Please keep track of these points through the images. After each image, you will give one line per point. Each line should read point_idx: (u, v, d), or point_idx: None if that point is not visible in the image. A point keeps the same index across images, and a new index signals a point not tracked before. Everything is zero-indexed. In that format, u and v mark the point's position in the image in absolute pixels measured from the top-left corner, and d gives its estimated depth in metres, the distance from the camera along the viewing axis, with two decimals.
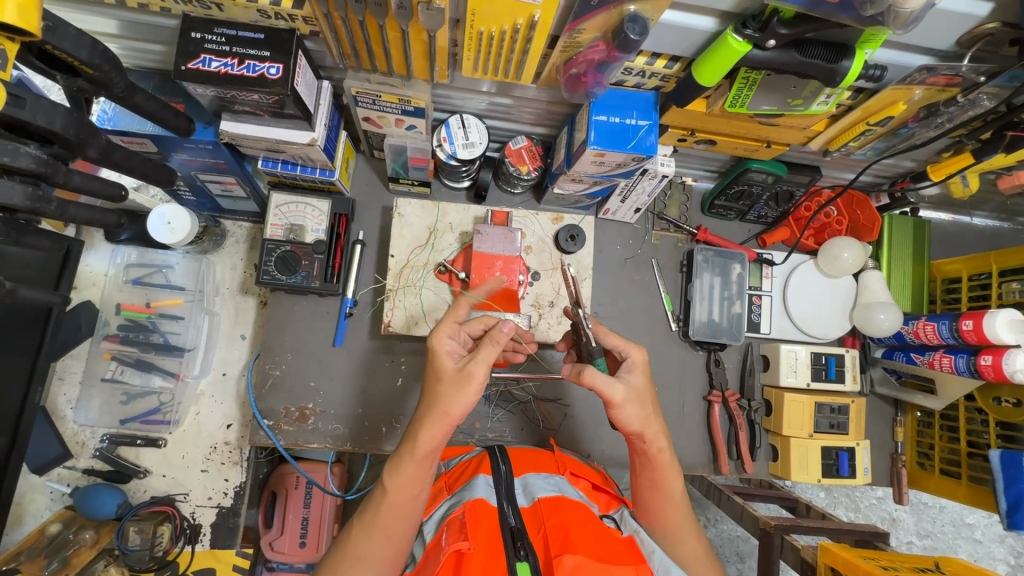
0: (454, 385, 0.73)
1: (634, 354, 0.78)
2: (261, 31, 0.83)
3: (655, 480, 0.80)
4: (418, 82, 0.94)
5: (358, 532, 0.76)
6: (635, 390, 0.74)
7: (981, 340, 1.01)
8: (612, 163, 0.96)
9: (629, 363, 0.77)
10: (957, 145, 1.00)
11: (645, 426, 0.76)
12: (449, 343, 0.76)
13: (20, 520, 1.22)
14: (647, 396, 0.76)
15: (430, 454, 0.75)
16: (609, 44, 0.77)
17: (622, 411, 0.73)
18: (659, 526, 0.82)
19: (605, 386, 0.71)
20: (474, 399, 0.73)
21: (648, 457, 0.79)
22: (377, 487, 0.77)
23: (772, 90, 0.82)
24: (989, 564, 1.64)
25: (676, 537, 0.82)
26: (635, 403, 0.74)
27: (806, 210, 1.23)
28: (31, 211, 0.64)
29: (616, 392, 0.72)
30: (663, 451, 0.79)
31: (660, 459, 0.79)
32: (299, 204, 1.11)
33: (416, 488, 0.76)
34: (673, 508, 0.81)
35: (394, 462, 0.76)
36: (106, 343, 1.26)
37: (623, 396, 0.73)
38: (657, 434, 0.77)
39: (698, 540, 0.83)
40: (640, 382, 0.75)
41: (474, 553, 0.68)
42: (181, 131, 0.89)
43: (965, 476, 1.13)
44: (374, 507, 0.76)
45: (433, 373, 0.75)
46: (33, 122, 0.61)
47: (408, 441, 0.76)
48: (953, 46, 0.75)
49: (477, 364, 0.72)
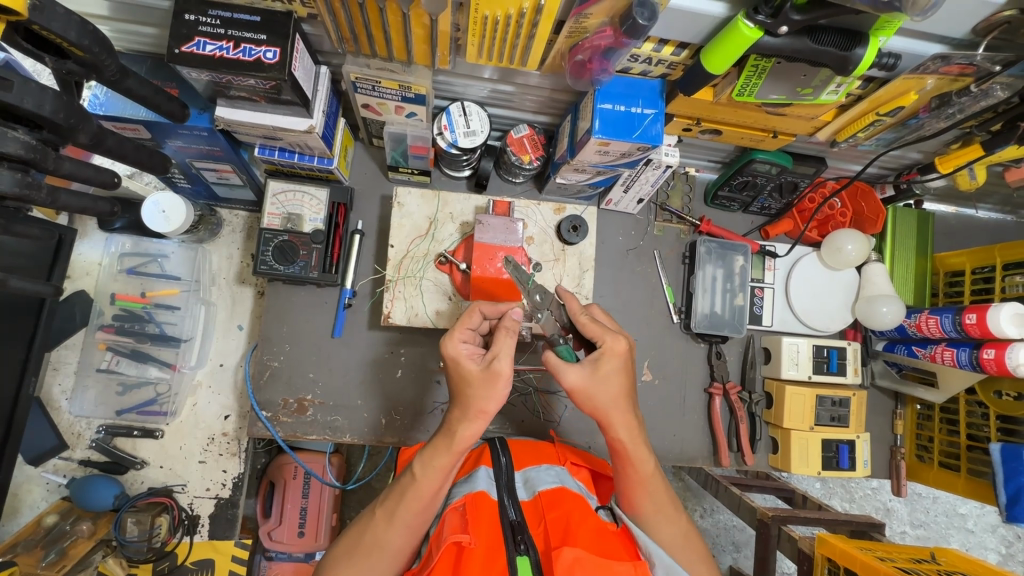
0: (482, 385, 0.71)
1: (607, 343, 0.76)
2: (258, 13, 0.80)
3: (627, 467, 0.78)
4: (419, 68, 0.91)
5: (379, 517, 0.76)
6: (596, 375, 0.74)
7: (984, 334, 1.00)
8: (616, 152, 0.94)
9: (597, 353, 0.76)
10: (966, 136, 0.99)
11: (601, 414, 0.76)
12: (464, 347, 0.76)
13: (16, 511, 1.21)
14: (612, 384, 0.75)
15: (465, 448, 0.75)
16: (616, 30, 0.75)
17: (579, 395, 0.75)
18: (639, 507, 0.80)
19: (558, 369, 0.75)
20: (505, 391, 0.72)
21: (612, 444, 0.78)
22: (405, 473, 0.77)
23: (782, 79, 0.80)
24: (980, 553, 1.66)
25: (653, 520, 0.80)
26: (590, 390, 0.74)
27: (811, 201, 1.23)
28: (20, 198, 0.62)
29: (569, 377, 0.75)
30: (623, 443, 0.77)
31: (620, 449, 0.77)
32: (296, 192, 1.09)
33: (441, 481, 0.75)
34: (650, 490, 0.80)
35: (428, 452, 0.75)
36: (100, 333, 1.24)
37: (581, 380, 0.74)
38: (617, 423, 0.76)
39: (680, 521, 0.81)
40: (606, 371, 0.75)
41: (473, 547, 0.68)
42: (176, 117, 0.87)
43: (964, 468, 1.13)
44: (398, 494, 0.76)
45: (458, 378, 0.74)
46: (21, 106, 0.58)
47: (446, 434, 0.75)
48: (968, 35, 0.74)
49: (502, 358, 0.72)
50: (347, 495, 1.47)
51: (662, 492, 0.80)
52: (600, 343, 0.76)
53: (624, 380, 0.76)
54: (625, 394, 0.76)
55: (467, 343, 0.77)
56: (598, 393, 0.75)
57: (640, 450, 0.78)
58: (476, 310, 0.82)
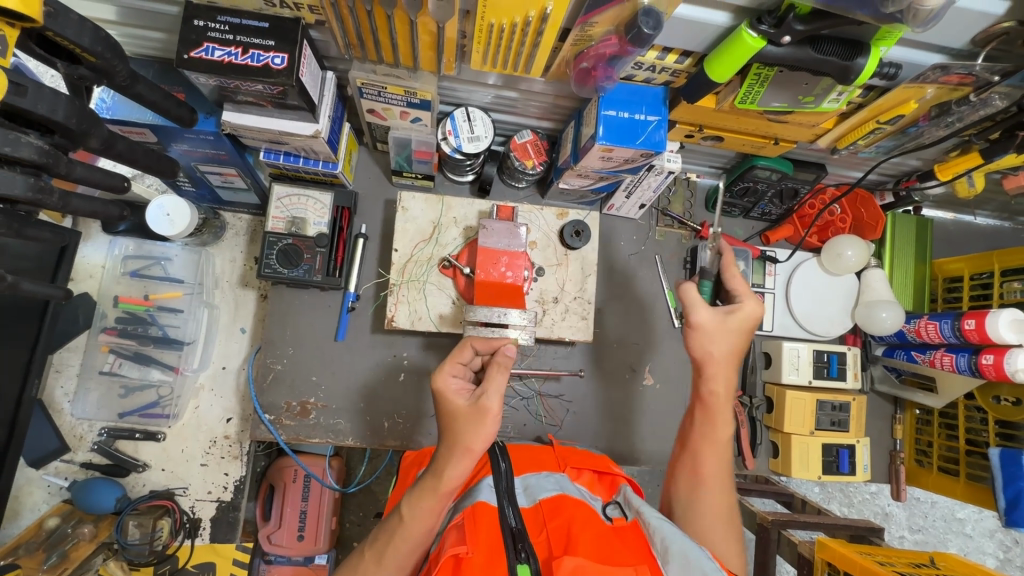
0: (470, 421, 0.73)
1: (746, 302, 0.87)
2: (266, 20, 0.81)
3: (705, 424, 0.86)
4: (425, 74, 0.92)
5: (369, 558, 0.74)
6: (721, 323, 0.86)
7: (983, 339, 1.01)
8: (619, 158, 0.95)
9: (734, 308, 0.87)
10: (965, 144, 1.00)
11: (704, 362, 0.86)
12: (454, 382, 0.78)
13: (16, 513, 1.20)
14: (728, 340, 0.86)
15: (451, 492, 0.73)
16: (621, 38, 0.75)
17: (697, 336, 0.87)
18: (697, 463, 0.85)
19: (692, 304, 0.88)
20: (492, 430, 0.73)
21: (703, 397, 0.87)
22: (393, 514, 0.76)
23: (784, 87, 0.81)
24: (978, 557, 1.67)
25: (697, 478, 0.83)
26: (714, 332, 0.86)
27: (812, 207, 1.24)
28: (33, 202, 0.62)
29: (700, 314, 0.86)
30: (716, 395, 0.86)
31: (710, 402, 0.86)
32: (300, 196, 1.10)
33: (431, 523, 0.74)
34: (711, 451, 0.85)
35: (415, 494, 0.74)
36: (104, 335, 1.25)
37: (706, 319, 0.86)
38: (716, 376, 0.86)
39: (726, 502, 0.83)
40: (733, 322, 0.86)
41: (472, 557, 0.67)
42: (184, 122, 0.87)
43: (962, 473, 1.14)
44: (387, 536, 0.74)
45: (447, 414, 0.75)
46: (34, 111, 0.59)
47: (433, 478, 0.74)
48: (967, 46, 0.75)
49: (491, 394, 0.73)
50: (347, 498, 1.47)
51: (719, 461, 0.84)
52: (740, 300, 0.88)
53: (743, 339, 0.87)
54: (735, 353, 0.87)
55: (457, 378, 0.79)
56: (716, 343, 0.86)
57: (725, 411, 0.86)
58: (468, 345, 0.83)
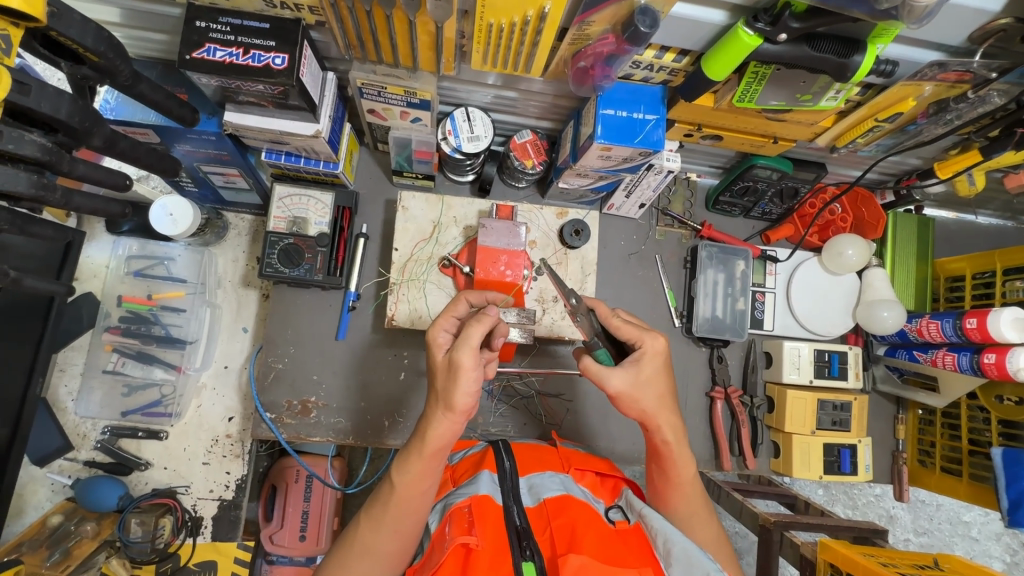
0: (446, 377, 0.71)
1: (647, 343, 0.77)
2: (267, 20, 0.82)
3: (667, 470, 0.82)
4: (424, 74, 0.93)
5: (366, 526, 0.77)
6: (640, 377, 0.75)
7: (985, 338, 1.01)
8: (618, 157, 0.96)
9: (637, 354, 0.77)
10: (964, 142, 1.00)
11: (649, 417, 0.78)
12: (443, 336, 0.78)
13: (21, 511, 1.21)
14: (656, 385, 0.77)
15: (439, 451, 0.75)
16: (618, 37, 0.76)
17: (624, 399, 0.76)
18: (675, 508, 0.83)
19: (600, 376, 0.75)
20: (469, 386, 0.70)
21: (657, 445, 0.81)
22: (385, 481, 0.78)
23: (782, 85, 0.82)
24: (985, 561, 1.65)
25: (687, 522, 0.83)
26: (636, 393, 0.76)
27: (811, 206, 1.23)
28: (35, 199, 0.63)
29: (614, 382, 0.75)
30: (670, 444, 0.80)
31: (666, 451, 0.80)
32: (301, 196, 1.11)
33: (426, 484, 0.76)
34: (686, 492, 0.83)
35: (403, 458, 0.76)
36: (108, 334, 1.26)
37: (624, 385, 0.75)
38: (664, 425, 0.79)
39: (712, 525, 0.84)
40: (648, 372, 0.76)
41: (480, 549, 0.69)
42: (186, 122, 0.88)
43: (966, 473, 1.14)
44: (382, 501, 0.77)
45: (433, 369, 0.76)
46: (37, 110, 0.60)
47: (418, 438, 0.75)
48: (964, 42, 0.75)
49: (463, 349, 0.69)
50: (349, 498, 1.47)
51: (696, 496, 0.83)
52: (639, 344, 0.77)
53: (667, 380, 0.78)
54: (669, 394, 0.79)
55: (448, 332, 0.79)
56: (641, 396, 0.77)
57: (683, 453, 0.81)
58: (462, 299, 0.83)
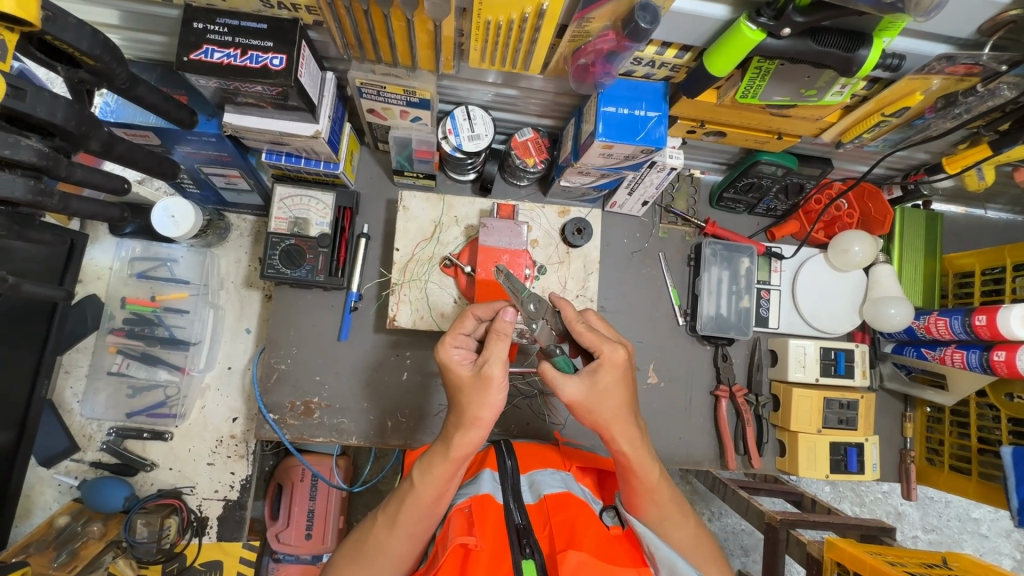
0: (474, 391, 0.72)
1: (605, 354, 0.74)
2: (265, 21, 0.81)
3: (631, 478, 0.78)
4: (424, 73, 0.92)
5: (381, 524, 0.76)
6: (594, 389, 0.74)
7: (994, 335, 0.99)
8: (620, 155, 0.95)
9: (595, 364, 0.75)
10: (973, 136, 0.98)
11: (603, 427, 0.76)
12: (457, 353, 0.77)
13: (28, 512, 1.22)
14: (611, 397, 0.75)
15: (463, 458, 0.75)
16: (618, 33, 0.75)
17: (579, 408, 0.75)
18: (647, 516, 0.80)
19: (556, 383, 0.74)
20: (500, 398, 0.72)
21: (617, 457, 0.78)
22: (405, 481, 0.78)
23: (786, 80, 0.80)
24: (994, 558, 1.64)
25: (661, 526, 0.80)
26: (589, 403, 0.74)
27: (817, 202, 1.21)
28: (33, 204, 0.63)
29: (568, 391, 0.74)
30: (626, 454, 0.77)
31: (625, 461, 0.77)
32: (302, 197, 1.10)
33: (445, 488, 0.75)
34: (655, 498, 0.79)
35: (427, 460, 0.76)
36: (112, 336, 1.27)
37: (579, 393, 0.74)
38: (619, 436, 0.76)
39: (687, 524, 0.82)
40: (605, 383, 0.74)
41: (480, 549, 0.68)
42: (185, 124, 0.88)
43: (975, 472, 1.12)
44: (399, 501, 0.76)
45: (454, 386, 0.75)
46: (34, 114, 0.60)
47: (443, 442, 0.76)
48: (973, 34, 0.74)
49: (493, 362, 0.72)
50: (354, 497, 1.48)
51: (665, 500, 0.80)
52: (598, 354, 0.75)
53: (624, 391, 0.76)
54: (626, 404, 0.76)
55: (460, 349, 0.78)
56: (596, 406, 0.75)
57: (644, 460, 0.78)
58: (468, 314, 0.81)
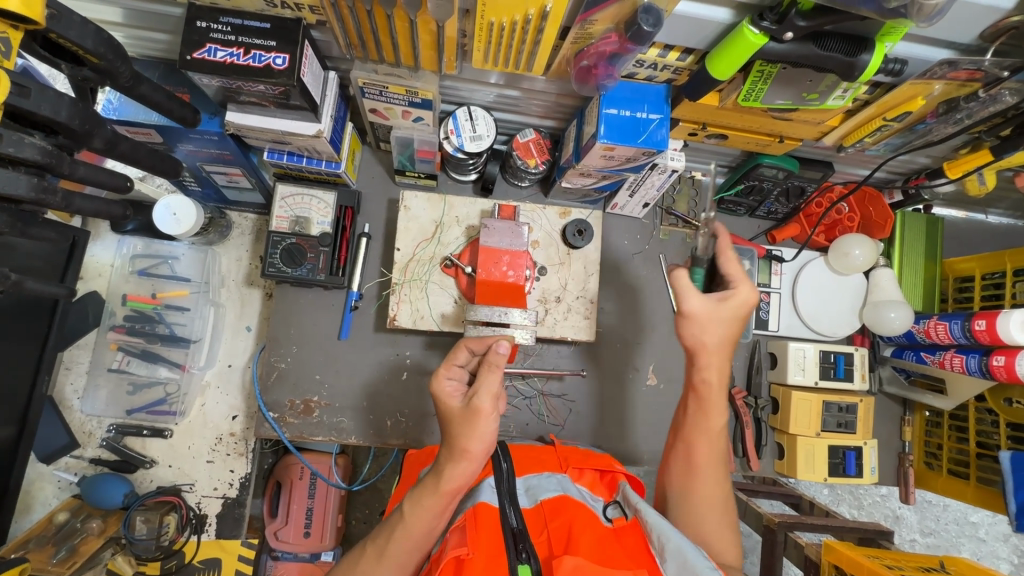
0: (463, 423, 0.72)
1: (743, 289, 0.80)
2: (268, 20, 0.81)
3: (700, 405, 0.84)
4: (426, 73, 0.92)
5: (369, 554, 0.75)
6: (716, 312, 0.80)
7: (994, 340, 0.99)
8: (621, 157, 0.95)
9: (730, 292, 0.80)
10: (975, 141, 0.98)
11: (694, 351, 0.83)
12: (449, 385, 0.78)
13: (28, 508, 1.23)
14: (722, 327, 0.81)
15: (454, 489, 0.73)
16: (621, 36, 0.75)
17: (692, 321, 0.81)
18: (695, 453, 0.84)
19: (684, 293, 0.80)
20: (490, 427, 0.72)
21: (696, 382, 0.84)
22: (394, 511, 0.77)
23: (789, 84, 0.80)
24: (992, 562, 1.64)
25: (698, 471, 0.83)
26: (705, 321, 0.80)
27: (818, 205, 1.22)
28: (36, 202, 0.63)
29: (693, 303, 0.80)
30: (709, 382, 0.83)
31: (703, 389, 0.83)
32: (304, 195, 1.11)
33: (435, 521, 0.75)
34: (712, 439, 0.84)
35: (416, 494, 0.75)
36: (112, 334, 1.26)
37: (699, 309, 0.80)
38: (709, 363, 0.82)
39: (717, 489, 0.84)
40: (726, 312, 0.80)
41: (473, 558, 0.67)
42: (188, 122, 0.88)
43: (973, 476, 1.12)
44: (387, 532, 0.76)
45: (443, 417, 0.75)
46: (38, 112, 0.60)
47: (433, 475, 0.74)
48: (975, 40, 0.74)
49: (483, 395, 0.72)
50: (353, 496, 1.48)
51: (718, 446, 0.84)
52: (735, 284, 0.81)
53: (735, 329, 0.82)
54: (731, 340, 0.82)
55: (453, 380, 0.79)
56: (710, 330, 0.81)
57: (719, 397, 0.84)
58: (463, 347, 0.82)
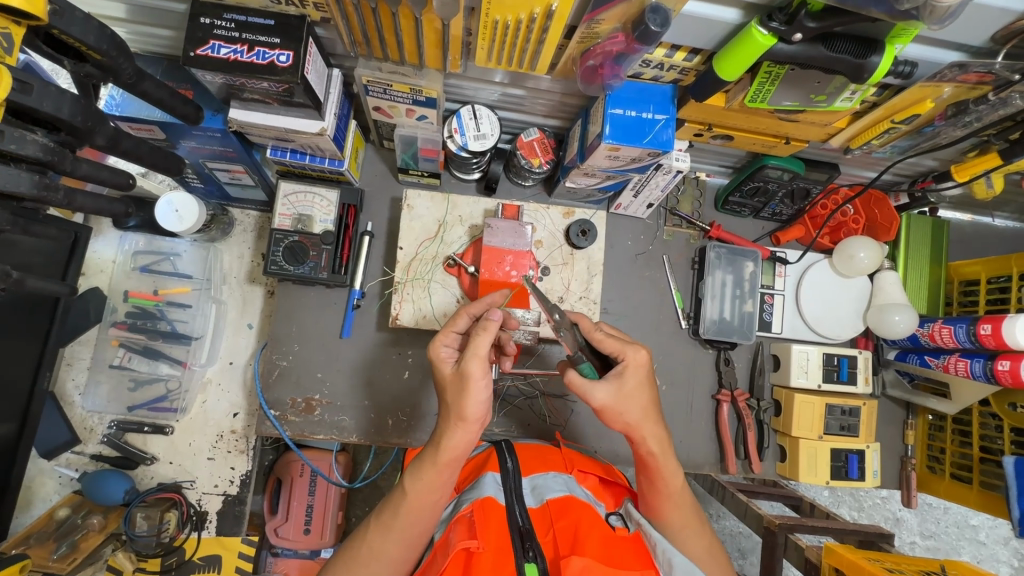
0: (456, 389, 0.73)
1: (629, 356, 0.77)
2: (272, 17, 0.81)
3: (654, 479, 0.79)
4: (431, 71, 0.91)
5: (374, 528, 0.76)
6: (621, 392, 0.74)
7: (999, 345, 0.98)
8: (626, 157, 0.94)
9: (620, 367, 0.76)
10: (983, 145, 0.97)
11: (632, 429, 0.77)
12: (445, 351, 0.79)
13: (29, 503, 1.23)
14: (636, 397, 0.75)
15: (452, 461, 0.75)
16: (627, 36, 0.75)
17: (608, 412, 0.75)
18: (667, 521, 0.81)
19: (585, 390, 0.74)
20: (481, 394, 0.72)
21: (643, 456, 0.79)
22: (397, 487, 0.78)
23: (796, 85, 0.79)
24: (992, 566, 1.63)
25: (680, 534, 0.81)
26: (619, 407, 0.75)
27: (823, 208, 1.20)
28: (38, 199, 0.63)
29: (599, 396, 0.74)
30: (655, 454, 0.78)
31: (652, 462, 0.78)
32: (307, 193, 1.10)
33: (438, 494, 0.76)
34: (678, 503, 0.80)
35: (417, 465, 0.76)
36: (114, 330, 1.25)
37: (608, 399, 0.74)
38: (648, 436, 0.77)
39: (704, 533, 0.82)
40: (631, 385, 0.75)
41: (482, 552, 0.68)
42: (190, 120, 0.88)
43: (976, 481, 1.12)
44: (392, 507, 0.76)
45: (441, 383, 0.77)
46: (40, 109, 0.60)
47: (433, 445, 0.76)
48: (986, 42, 0.73)
49: (471, 358, 0.71)
50: (354, 493, 1.48)
51: (688, 507, 0.81)
52: (622, 357, 0.77)
53: (649, 392, 0.77)
54: (653, 405, 0.77)
55: (450, 347, 0.80)
56: (626, 409, 0.75)
57: (669, 464, 0.79)
58: (463, 312, 0.82)
